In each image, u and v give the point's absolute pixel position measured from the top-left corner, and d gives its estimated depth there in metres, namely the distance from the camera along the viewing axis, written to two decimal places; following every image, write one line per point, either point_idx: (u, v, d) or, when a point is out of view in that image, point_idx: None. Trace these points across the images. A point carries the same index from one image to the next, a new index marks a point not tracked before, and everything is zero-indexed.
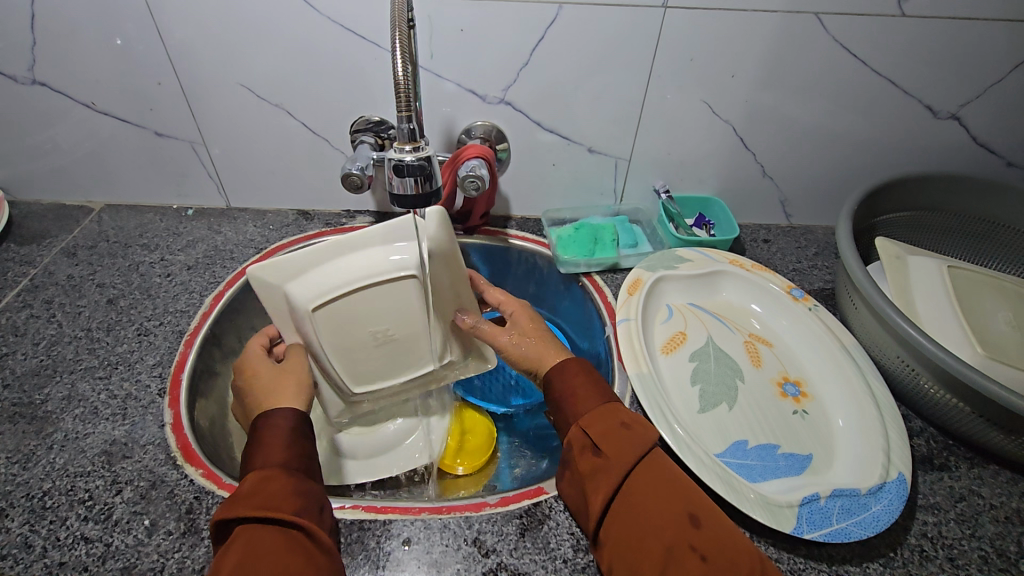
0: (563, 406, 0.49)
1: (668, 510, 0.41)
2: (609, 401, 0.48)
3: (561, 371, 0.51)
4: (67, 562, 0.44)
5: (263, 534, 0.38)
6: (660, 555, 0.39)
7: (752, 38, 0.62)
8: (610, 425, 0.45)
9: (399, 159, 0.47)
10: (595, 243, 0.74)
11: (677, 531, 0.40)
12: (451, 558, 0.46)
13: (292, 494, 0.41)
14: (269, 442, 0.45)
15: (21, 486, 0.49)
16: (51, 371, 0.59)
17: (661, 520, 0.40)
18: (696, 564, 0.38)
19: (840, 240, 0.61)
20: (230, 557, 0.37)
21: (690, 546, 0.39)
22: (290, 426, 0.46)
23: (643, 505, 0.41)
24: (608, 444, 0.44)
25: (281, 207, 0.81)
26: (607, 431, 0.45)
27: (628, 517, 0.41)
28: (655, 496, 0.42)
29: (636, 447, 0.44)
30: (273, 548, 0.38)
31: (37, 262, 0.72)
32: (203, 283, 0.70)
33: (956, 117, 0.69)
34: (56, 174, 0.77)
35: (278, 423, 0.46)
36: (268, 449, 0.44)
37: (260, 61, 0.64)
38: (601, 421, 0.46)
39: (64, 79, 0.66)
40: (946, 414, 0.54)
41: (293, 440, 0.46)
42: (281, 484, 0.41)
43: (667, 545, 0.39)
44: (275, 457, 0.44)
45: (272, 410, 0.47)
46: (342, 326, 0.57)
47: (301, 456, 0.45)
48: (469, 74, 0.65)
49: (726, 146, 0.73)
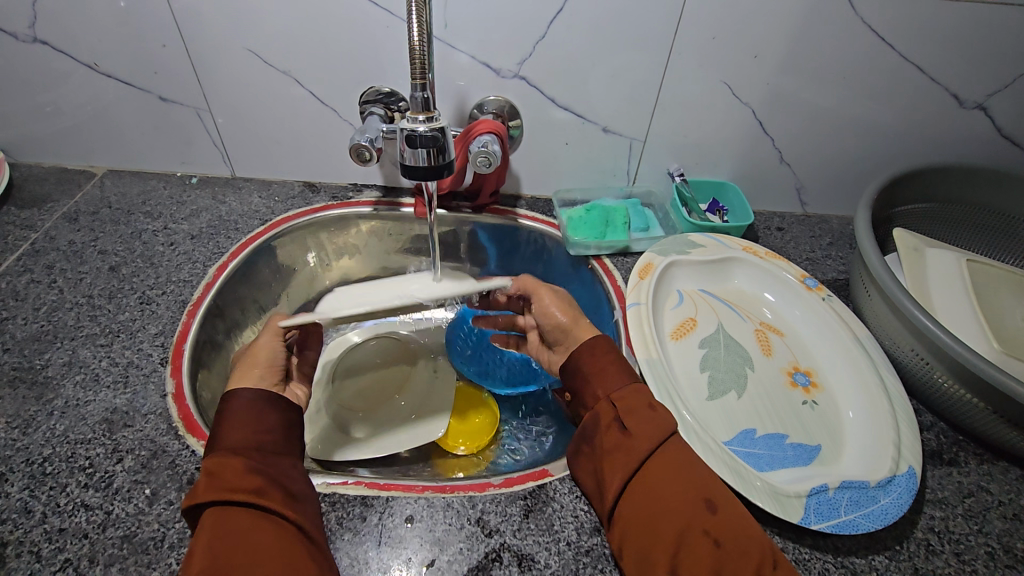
0: (592, 380, 0.50)
1: (683, 495, 0.40)
2: (636, 381, 0.49)
3: (593, 347, 0.52)
4: (67, 528, 0.44)
5: (227, 513, 0.38)
6: (674, 539, 0.38)
7: (777, 18, 0.60)
8: (636, 403, 0.46)
9: (412, 129, 0.46)
10: (606, 225, 0.72)
11: (689, 516, 0.39)
12: (454, 537, 0.45)
13: (250, 470, 0.41)
14: (225, 425, 0.44)
15: (21, 451, 0.48)
16: (52, 337, 0.58)
17: (675, 504, 0.40)
18: (709, 549, 0.37)
19: (859, 229, 0.60)
20: (197, 541, 0.37)
21: (703, 530, 0.38)
22: (247, 406, 0.45)
23: (657, 488, 0.41)
24: (633, 421, 0.45)
25: (287, 179, 0.80)
26: (634, 408, 0.45)
27: (647, 498, 0.41)
28: (669, 481, 0.41)
29: (660, 429, 0.44)
30: (240, 525, 0.38)
31: (38, 227, 0.71)
32: (207, 254, 0.69)
33: (983, 107, 0.67)
34: (58, 137, 0.76)
35: (233, 407, 0.45)
36: (225, 431, 0.44)
37: (267, 25, 0.62)
38: (629, 398, 0.46)
39: (66, 38, 0.64)
40: (959, 410, 0.53)
41: (255, 419, 0.45)
42: (235, 463, 0.41)
43: (680, 529, 0.39)
44: (230, 439, 0.43)
45: (230, 395, 0.46)
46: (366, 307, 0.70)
47: (261, 433, 0.44)
48: (483, 45, 0.63)
49: (744, 129, 0.71)
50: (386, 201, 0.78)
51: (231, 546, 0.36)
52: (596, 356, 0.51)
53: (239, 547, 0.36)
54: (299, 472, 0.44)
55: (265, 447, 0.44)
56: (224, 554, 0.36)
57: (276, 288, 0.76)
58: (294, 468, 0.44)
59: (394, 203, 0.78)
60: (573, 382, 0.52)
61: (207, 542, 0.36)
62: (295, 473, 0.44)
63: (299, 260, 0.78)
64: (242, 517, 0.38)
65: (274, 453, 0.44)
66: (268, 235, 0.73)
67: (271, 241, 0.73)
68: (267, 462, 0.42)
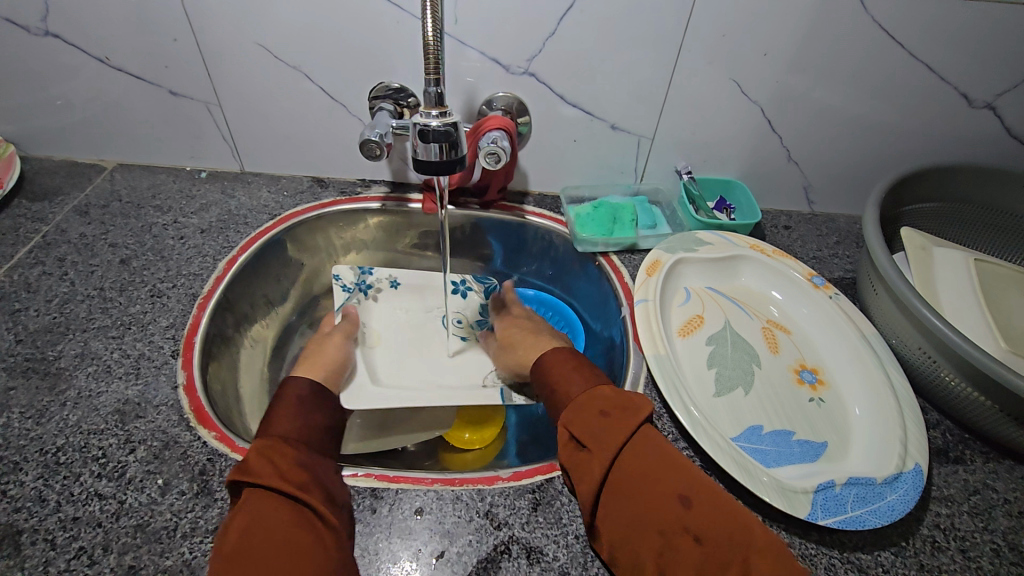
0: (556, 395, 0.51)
1: (657, 499, 0.40)
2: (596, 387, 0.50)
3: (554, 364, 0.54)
4: (81, 517, 0.44)
5: (270, 499, 0.39)
6: (655, 543, 0.39)
7: (787, 16, 0.61)
8: (588, 414, 0.46)
9: (425, 124, 0.47)
10: (613, 223, 0.73)
11: (666, 518, 0.39)
12: (463, 529, 0.46)
13: (297, 464, 0.42)
14: (277, 412, 0.46)
15: (35, 441, 0.49)
16: (64, 328, 0.58)
17: (649, 508, 0.40)
18: (691, 547, 0.38)
19: (867, 226, 0.60)
20: (240, 520, 0.37)
21: (683, 527, 0.39)
22: (297, 402, 0.48)
23: (631, 495, 0.41)
24: (586, 436, 0.44)
25: (296, 174, 0.80)
26: (584, 421, 0.46)
27: (621, 508, 0.41)
28: (642, 484, 0.41)
29: (613, 435, 0.43)
30: (281, 513, 0.38)
31: (49, 219, 0.71)
32: (217, 248, 0.69)
33: (991, 107, 0.67)
34: (70, 132, 0.76)
35: (288, 392, 0.49)
36: (275, 422, 0.45)
37: (279, 19, 0.62)
38: (580, 410, 0.47)
39: (77, 31, 0.65)
40: (966, 408, 0.54)
41: (301, 412, 0.47)
42: (286, 454, 0.42)
43: (659, 530, 0.39)
44: (278, 428, 0.45)
45: (288, 382, 0.50)
46: (396, 354, 0.70)
47: (305, 427, 0.46)
48: (493, 42, 0.63)
49: (752, 127, 0.71)
50: (394, 197, 0.79)
51: (269, 531, 0.36)
52: (560, 368, 0.53)
53: (275, 533, 0.36)
54: (334, 475, 0.44)
55: (307, 443, 0.45)
56: (260, 538, 0.36)
57: (285, 283, 0.76)
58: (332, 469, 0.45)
59: (402, 199, 0.79)
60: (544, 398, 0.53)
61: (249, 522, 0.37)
62: (334, 476, 0.44)
63: (307, 255, 0.78)
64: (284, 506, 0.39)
65: (317, 450, 0.45)
66: (277, 229, 0.73)
67: (281, 235, 0.74)
68: (312, 458, 0.44)
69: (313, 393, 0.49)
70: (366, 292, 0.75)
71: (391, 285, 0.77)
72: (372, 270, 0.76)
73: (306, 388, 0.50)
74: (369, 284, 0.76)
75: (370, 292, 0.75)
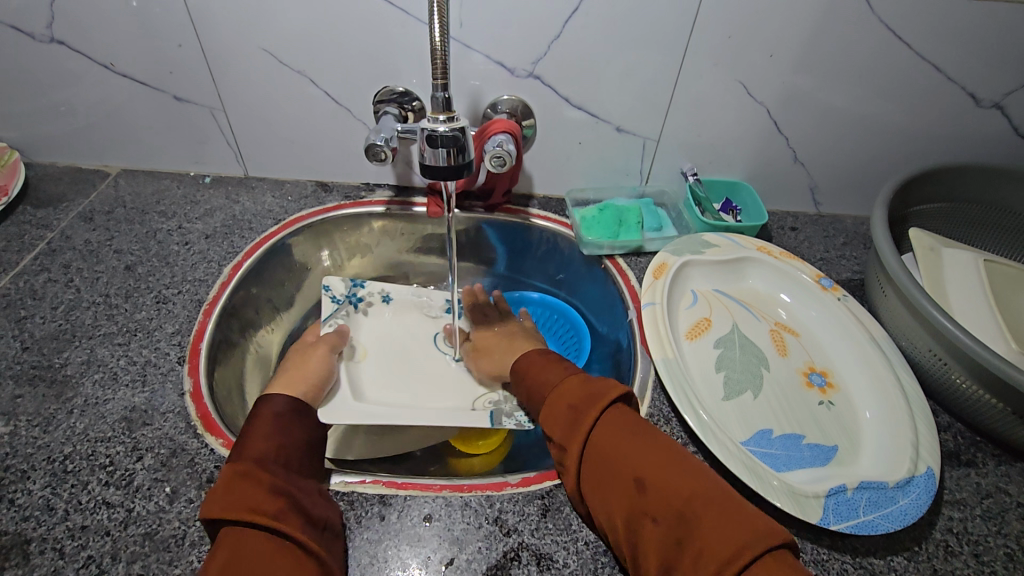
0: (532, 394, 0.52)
1: (617, 481, 0.41)
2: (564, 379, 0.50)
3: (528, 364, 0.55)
4: (89, 525, 0.44)
5: (244, 535, 0.38)
6: (625, 530, 0.40)
7: (792, 16, 0.60)
8: (558, 407, 0.47)
9: (433, 129, 0.47)
10: (620, 225, 0.72)
11: (628, 497, 0.40)
12: (472, 536, 0.45)
13: (271, 491, 0.41)
14: (252, 431, 0.46)
15: (42, 449, 0.49)
16: (70, 335, 0.58)
17: (614, 488, 0.41)
18: (652, 529, 0.38)
19: (875, 228, 0.60)
20: (213, 560, 0.37)
21: (643, 511, 0.39)
22: (269, 421, 0.47)
23: (601, 483, 0.42)
24: (560, 431, 0.46)
25: (300, 178, 0.80)
26: (556, 416, 0.47)
27: (597, 499, 0.42)
28: (609, 475, 0.42)
29: (579, 427, 0.44)
30: (255, 547, 0.37)
31: (54, 226, 0.71)
32: (222, 253, 0.69)
33: (999, 106, 0.67)
34: (75, 138, 0.76)
35: (264, 411, 0.48)
36: (248, 444, 0.45)
37: (283, 24, 0.62)
38: (551, 405, 0.48)
39: (81, 38, 0.65)
40: (978, 411, 0.53)
41: (277, 429, 0.47)
42: (259, 481, 0.41)
43: (625, 508, 0.40)
44: (252, 451, 0.44)
45: (263, 400, 0.49)
46: (381, 369, 0.67)
47: (282, 447, 0.46)
48: (498, 45, 0.63)
49: (758, 128, 0.71)
50: (399, 201, 0.79)
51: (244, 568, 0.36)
52: (532, 368, 0.54)
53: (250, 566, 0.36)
54: (313, 497, 0.44)
55: (281, 465, 0.44)
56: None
57: (290, 287, 0.76)
58: (313, 490, 0.45)
59: (406, 202, 0.79)
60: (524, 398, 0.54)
61: (223, 559, 0.36)
62: (314, 497, 0.44)
63: (312, 259, 0.78)
64: (258, 539, 0.38)
65: (294, 472, 0.44)
66: (282, 234, 0.73)
67: (285, 240, 0.73)
68: (288, 481, 0.43)
69: (290, 410, 0.49)
70: (355, 305, 0.73)
71: (381, 300, 0.75)
72: (364, 284, 0.75)
73: (280, 405, 0.49)
74: (358, 297, 0.74)
75: (359, 306, 0.73)
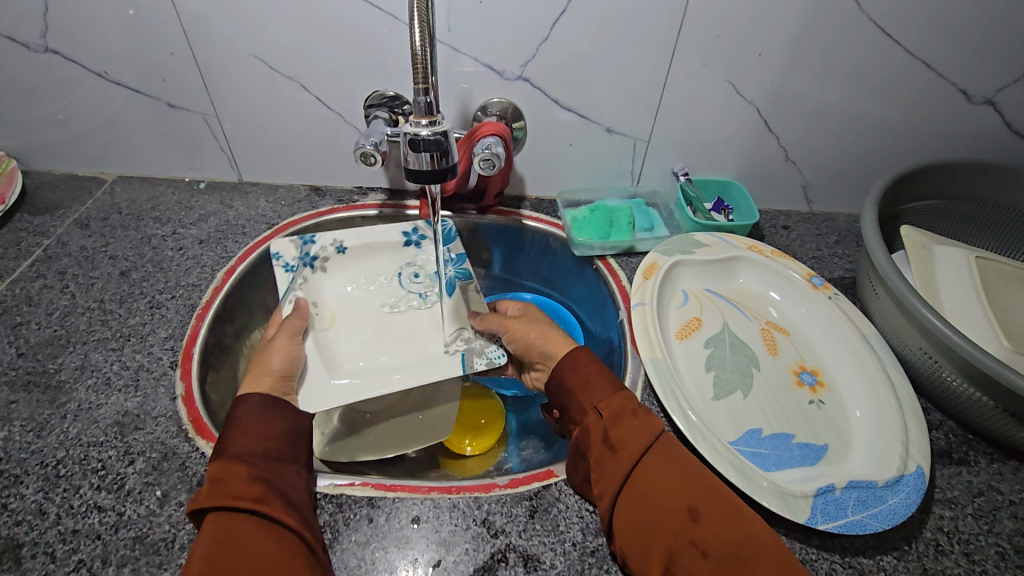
0: (579, 395, 0.49)
1: (665, 506, 0.40)
2: (620, 389, 0.48)
3: (574, 360, 0.52)
4: (81, 530, 0.45)
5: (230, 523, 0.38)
6: (662, 553, 0.39)
7: (780, 16, 0.60)
8: (621, 409, 0.46)
9: (416, 133, 0.47)
10: (611, 226, 0.73)
11: (675, 528, 0.39)
12: (460, 538, 0.46)
13: (255, 480, 0.41)
14: (234, 429, 0.45)
15: (36, 454, 0.49)
16: (65, 341, 0.59)
17: (661, 516, 0.39)
18: (697, 559, 0.37)
19: (865, 226, 0.59)
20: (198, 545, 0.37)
21: (689, 539, 0.38)
22: (253, 414, 0.46)
23: (649, 495, 0.40)
24: (618, 433, 0.44)
25: (293, 183, 0.81)
26: (616, 420, 0.45)
27: (633, 512, 0.40)
28: (660, 492, 0.40)
29: (644, 431, 0.44)
30: (246, 533, 0.38)
31: (51, 233, 0.72)
32: (215, 258, 0.70)
33: (991, 103, 0.67)
34: (71, 145, 0.77)
35: (240, 411, 0.46)
36: (232, 439, 0.44)
37: (274, 31, 0.63)
38: (612, 404, 0.46)
39: (76, 47, 0.65)
40: (968, 408, 0.53)
41: (261, 422, 0.46)
42: (243, 472, 0.41)
43: (669, 536, 0.39)
44: (236, 445, 0.43)
45: (238, 400, 0.47)
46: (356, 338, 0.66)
47: (267, 439, 0.45)
48: (487, 48, 0.63)
49: (749, 128, 0.71)
50: (391, 204, 0.79)
51: (231, 551, 0.36)
52: (580, 368, 0.51)
53: (250, 566, 0.35)
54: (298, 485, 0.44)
55: (266, 457, 0.44)
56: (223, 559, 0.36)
57: None
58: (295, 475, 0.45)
59: (399, 206, 0.79)
60: (561, 399, 0.51)
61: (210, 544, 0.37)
62: (296, 485, 0.44)
63: None
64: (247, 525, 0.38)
65: (279, 461, 0.44)
66: (276, 238, 0.74)
67: None
68: (273, 472, 0.43)
69: (270, 408, 0.47)
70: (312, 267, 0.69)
71: (338, 251, 0.71)
72: (314, 238, 0.70)
73: (257, 403, 0.47)
74: (313, 255, 0.70)
75: (317, 265, 0.70)
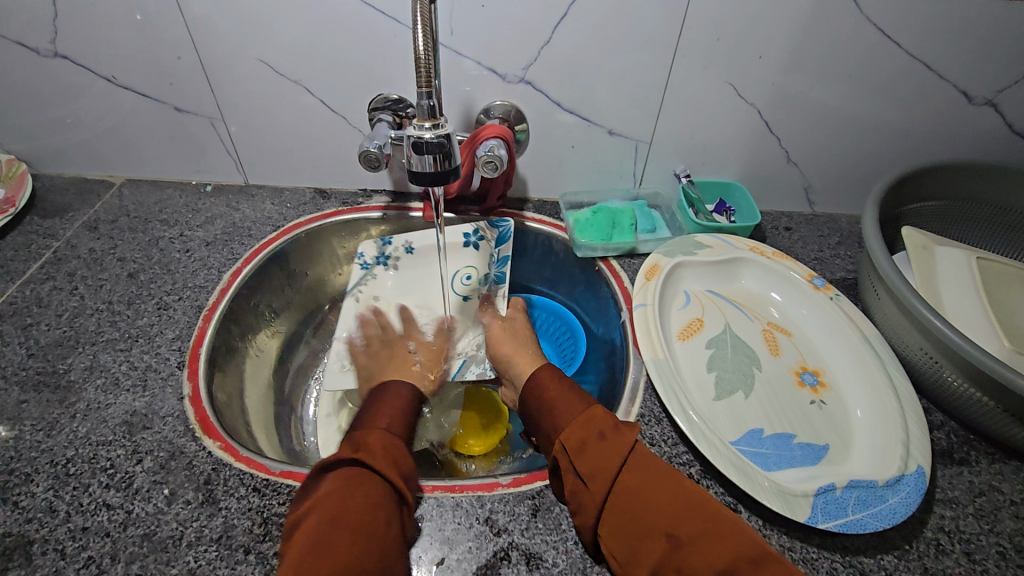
0: (546, 422, 0.49)
1: (644, 533, 0.39)
2: (589, 407, 0.47)
3: (541, 378, 0.52)
4: (90, 527, 0.45)
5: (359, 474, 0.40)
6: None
7: (781, 19, 0.61)
8: (586, 437, 0.44)
9: (419, 136, 0.47)
10: (613, 227, 0.73)
11: (658, 553, 0.38)
12: (463, 536, 0.46)
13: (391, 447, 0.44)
14: (382, 407, 0.49)
15: (46, 453, 0.50)
16: (74, 342, 0.60)
17: (642, 545, 0.38)
18: None
19: (866, 227, 0.60)
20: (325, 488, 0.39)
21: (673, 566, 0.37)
22: (397, 400, 0.51)
23: (626, 525, 0.39)
24: (586, 463, 0.43)
25: (299, 185, 0.82)
26: (583, 448, 0.44)
27: (618, 542, 0.40)
28: (638, 520, 0.39)
29: (613, 455, 0.42)
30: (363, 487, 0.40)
31: (60, 235, 0.73)
32: (222, 260, 0.71)
33: (992, 104, 0.67)
34: (80, 149, 0.78)
35: (395, 393, 0.51)
36: (378, 413, 0.48)
37: (279, 36, 0.64)
38: (576, 432, 0.45)
39: (86, 52, 0.66)
40: (969, 408, 0.53)
41: (401, 408, 0.50)
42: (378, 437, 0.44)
43: (656, 562, 0.38)
44: (382, 418, 0.47)
45: (390, 384, 0.53)
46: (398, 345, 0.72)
47: (403, 422, 0.48)
48: (490, 51, 0.64)
49: (750, 130, 0.71)
50: (395, 206, 0.80)
51: (341, 500, 0.38)
52: (549, 389, 0.51)
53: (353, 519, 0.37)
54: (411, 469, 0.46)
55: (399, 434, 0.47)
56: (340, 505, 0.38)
57: (289, 293, 0.77)
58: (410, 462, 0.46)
59: (403, 208, 0.80)
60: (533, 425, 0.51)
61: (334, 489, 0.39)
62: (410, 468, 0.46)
63: (310, 266, 0.80)
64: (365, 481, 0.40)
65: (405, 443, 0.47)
66: (282, 240, 0.74)
67: (284, 246, 0.75)
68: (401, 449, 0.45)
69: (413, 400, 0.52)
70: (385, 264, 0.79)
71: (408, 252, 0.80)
72: (389, 240, 0.79)
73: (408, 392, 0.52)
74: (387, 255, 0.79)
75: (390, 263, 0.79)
